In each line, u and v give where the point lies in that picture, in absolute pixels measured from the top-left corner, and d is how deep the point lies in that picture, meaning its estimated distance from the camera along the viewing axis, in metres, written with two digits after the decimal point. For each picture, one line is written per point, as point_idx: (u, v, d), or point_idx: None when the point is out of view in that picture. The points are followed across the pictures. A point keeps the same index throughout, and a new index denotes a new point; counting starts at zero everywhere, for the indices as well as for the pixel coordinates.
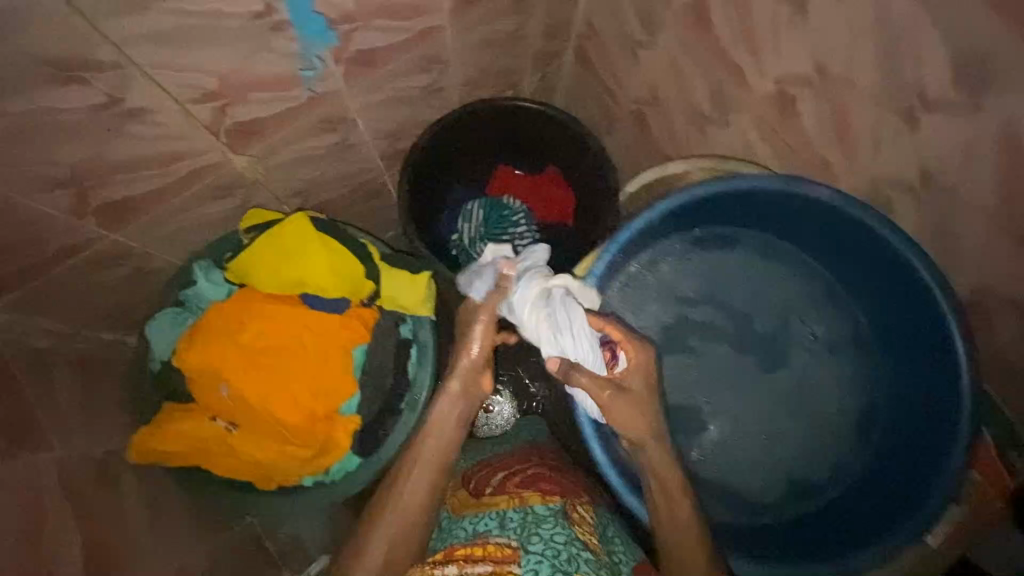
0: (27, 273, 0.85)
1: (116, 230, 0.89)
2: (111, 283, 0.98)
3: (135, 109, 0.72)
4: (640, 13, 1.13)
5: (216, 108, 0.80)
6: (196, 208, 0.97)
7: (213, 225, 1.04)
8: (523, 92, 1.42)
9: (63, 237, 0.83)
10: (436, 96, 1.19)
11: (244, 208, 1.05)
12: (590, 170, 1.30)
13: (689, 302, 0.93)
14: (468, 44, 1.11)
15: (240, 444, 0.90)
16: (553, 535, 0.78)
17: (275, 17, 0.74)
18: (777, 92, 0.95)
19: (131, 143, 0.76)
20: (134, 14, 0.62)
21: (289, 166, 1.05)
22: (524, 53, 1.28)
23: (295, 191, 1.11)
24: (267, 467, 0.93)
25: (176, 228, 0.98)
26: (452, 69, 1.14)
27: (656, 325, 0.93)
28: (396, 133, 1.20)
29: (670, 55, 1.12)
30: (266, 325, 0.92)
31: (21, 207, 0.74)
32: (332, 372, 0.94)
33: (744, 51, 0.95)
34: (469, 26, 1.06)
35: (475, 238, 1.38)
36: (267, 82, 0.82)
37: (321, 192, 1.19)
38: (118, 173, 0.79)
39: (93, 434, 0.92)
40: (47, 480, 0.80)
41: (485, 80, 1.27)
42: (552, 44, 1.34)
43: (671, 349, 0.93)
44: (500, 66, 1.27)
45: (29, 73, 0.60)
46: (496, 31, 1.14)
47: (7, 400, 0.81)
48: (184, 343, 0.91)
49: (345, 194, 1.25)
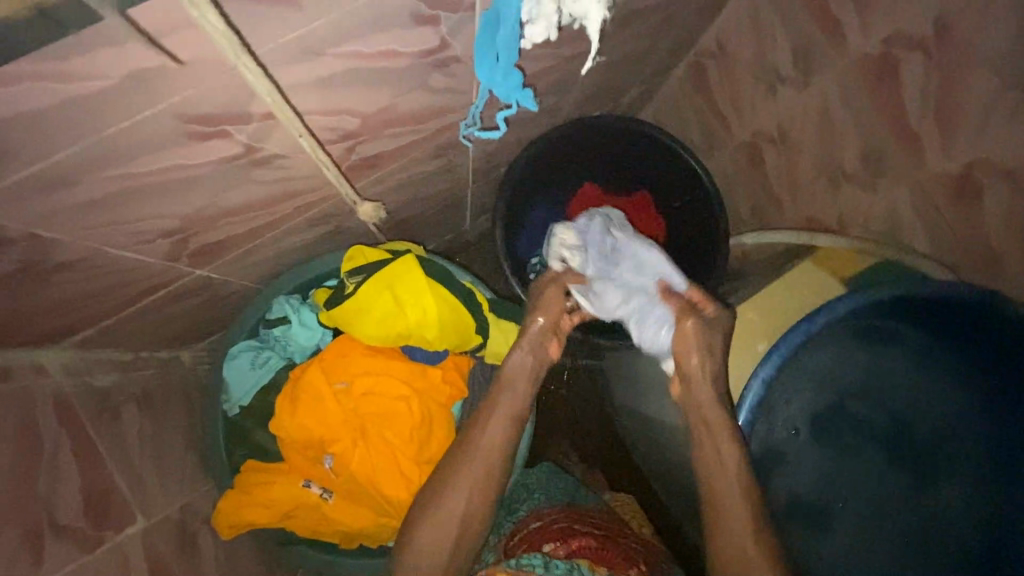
0: (102, 314, 0.72)
1: (204, 267, 0.76)
2: (182, 314, 0.85)
3: (268, 156, 0.58)
4: (797, 48, 0.99)
5: (347, 147, 0.66)
6: (287, 238, 0.83)
7: (299, 252, 0.90)
8: (626, 106, 1.27)
9: (149, 280, 0.70)
10: (549, 113, 1.04)
11: (333, 234, 0.91)
12: (698, 205, 1.18)
13: (843, 394, 0.80)
14: (601, 65, 0.96)
15: (336, 515, 0.81)
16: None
17: (444, 54, 0.59)
18: (961, 176, 0.84)
19: (251, 187, 0.62)
20: (307, 60, 0.47)
21: (390, 192, 0.91)
22: (645, 69, 1.13)
23: (386, 215, 0.97)
24: (357, 535, 0.83)
25: (262, 257, 0.85)
26: (576, 90, 0.99)
27: (800, 415, 0.79)
28: (497, 151, 1.05)
29: (825, 102, 0.99)
30: (370, 385, 0.83)
31: (115, 257, 0.60)
32: (436, 438, 0.84)
33: (934, 123, 0.84)
34: (611, 47, 0.91)
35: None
36: (403, 118, 0.68)
37: (408, 212, 1.04)
38: (226, 218, 0.65)
39: (167, 487, 0.80)
40: (133, 557, 0.69)
41: (598, 96, 1.12)
42: (671, 59, 1.18)
43: (810, 442, 0.80)
44: (618, 82, 1.11)
45: (169, 130, 0.46)
46: (632, 50, 0.99)
47: (84, 464, 0.70)
48: (280, 402, 0.83)
49: (429, 212, 1.11)
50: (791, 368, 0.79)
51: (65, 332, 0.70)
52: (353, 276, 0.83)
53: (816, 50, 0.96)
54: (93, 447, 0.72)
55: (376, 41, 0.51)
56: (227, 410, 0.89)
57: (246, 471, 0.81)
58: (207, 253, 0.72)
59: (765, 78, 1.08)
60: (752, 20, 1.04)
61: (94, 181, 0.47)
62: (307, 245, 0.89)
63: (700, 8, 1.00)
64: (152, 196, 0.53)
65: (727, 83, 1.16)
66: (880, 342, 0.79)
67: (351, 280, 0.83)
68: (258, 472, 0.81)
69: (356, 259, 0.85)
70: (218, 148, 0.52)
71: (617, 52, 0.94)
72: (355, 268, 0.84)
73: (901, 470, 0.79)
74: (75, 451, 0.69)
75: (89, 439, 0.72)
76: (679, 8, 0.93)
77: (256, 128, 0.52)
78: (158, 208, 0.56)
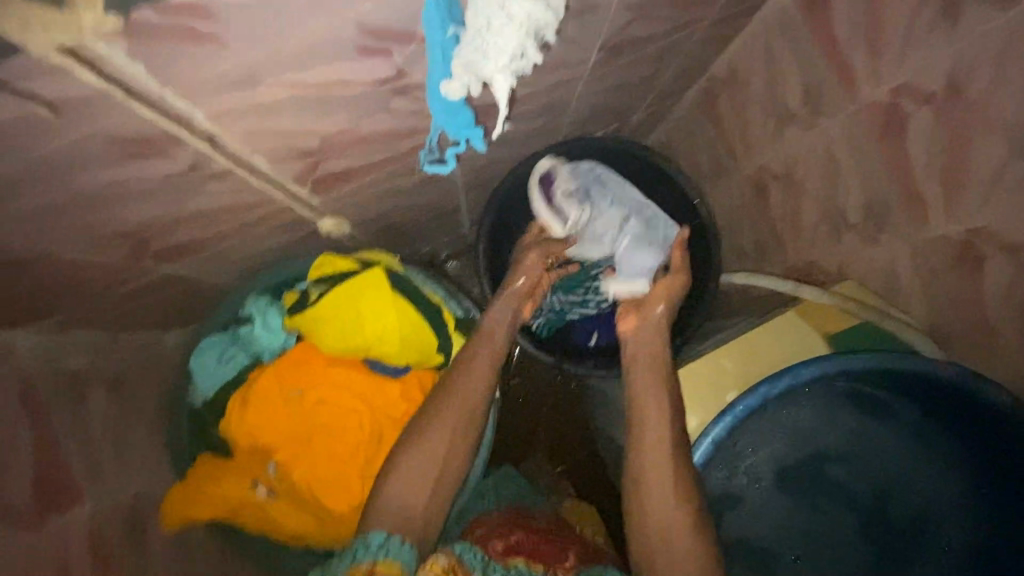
0: (71, 302, 0.74)
1: (174, 264, 0.77)
2: (157, 304, 0.87)
3: (220, 170, 0.59)
4: (809, 86, 0.94)
5: (308, 164, 0.66)
6: (261, 241, 0.84)
7: (275, 252, 0.91)
8: (632, 126, 1.23)
9: (114, 275, 0.71)
10: (543, 132, 1.02)
11: (310, 237, 0.92)
12: (692, 238, 1.16)
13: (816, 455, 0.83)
14: (598, 89, 0.93)
15: (281, 517, 0.82)
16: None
17: (403, 81, 0.58)
18: (964, 242, 0.78)
19: (207, 196, 0.63)
20: (244, 88, 0.47)
21: (369, 201, 0.90)
22: (651, 93, 1.09)
23: (367, 222, 0.97)
24: (297, 542, 0.84)
25: (236, 257, 0.86)
26: (571, 111, 0.96)
27: (773, 468, 0.83)
28: (487, 166, 1.04)
29: (832, 146, 0.94)
30: (327, 394, 0.85)
31: (71, 254, 0.61)
32: (386, 451, 0.85)
33: (941, 184, 0.78)
34: (607, 73, 0.88)
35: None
36: (369, 137, 0.68)
37: (393, 219, 1.04)
38: (185, 222, 0.66)
39: (125, 471, 0.83)
40: (77, 541, 0.71)
41: (600, 117, 1.09)
42: (681, 83, 1.14)
43: (777, 493, 0.84)
44: (622, 104, 1.08)
45: (101, 148, 0.47)
46: (633, 75, 0.95)
47: (39, 446, 0.72)
48: (237, 400, 0.85)
49: (417, 219, 1.11)
50: (770, 423, 0.81)
51: (32, 318, 0.72)
52: (316, 288, 0.85)
53: (827, 90, 0.90)
54: (54, 427, 0.75)
55: (322, 71, 0.50)
56: (194, 399, 0.91)
57: (196, 466, 0.83)
58: (175, 252, 0.73)
59: (776, 113, 1.02)
60: (767, 51, 0.99)
61: (31, 192, 0.48)
62: (284, 247, 0.90)
63: (710, 35, 0.96)
64: (101, 203, 0.54)
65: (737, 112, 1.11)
66: (862, 410, 0.82)
67: (315, 290, 0.85)
68: (207, 467, 0.83)
69: (321, 269, 0.87)
70: (163, 162, 0.53)
71: (615, 77, 0.91)
72: (321, 278, 0.86)
73: (860, 529, 0.84)
74: (32, 431, 0.72)
75: (51, 419, 0.75)
76: (685, 37, 0.89)
77: (200, 145, 0.52)
78: (111, 213, 0.57)
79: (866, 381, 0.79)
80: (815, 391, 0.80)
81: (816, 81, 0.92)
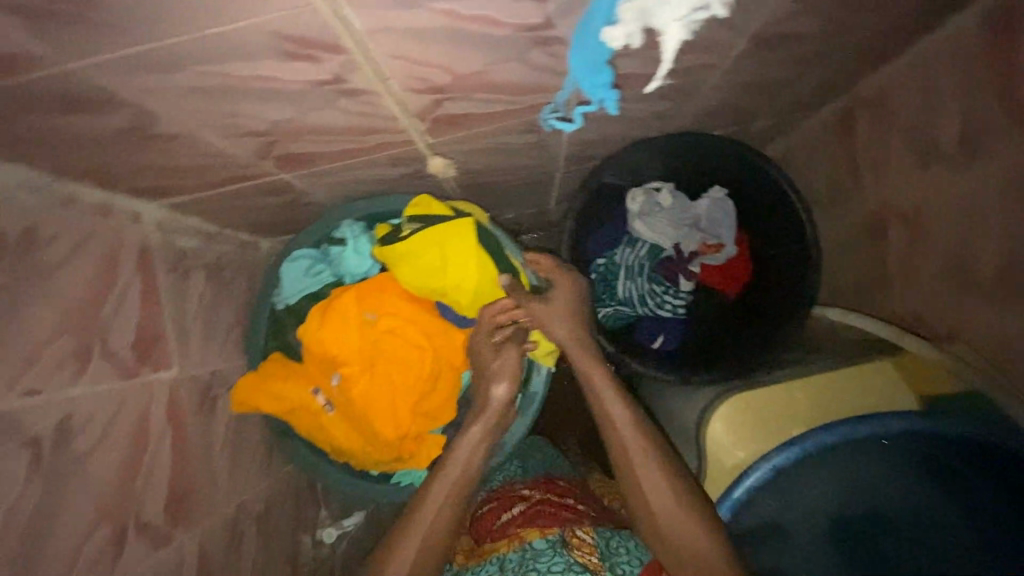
0: (196, 187, 0.80)
1: (289, 171, 0.81)
2: (262, 207, 0.93)
3: (356, 88, 0.61)
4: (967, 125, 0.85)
5: (433, 100, 0.68)
6: (367, 169, 0.87)
7: (374, 183, 0.94)
8: (749, 133, 1.17)
9: (238, 169, 0.76)
10: (658, 119, 0.98)
11: (409, 176, 0.94)
12: (789, 265, 1.10)
13: (869, 530, 0.73)
14: (730, 85, 0.88)
15: (334, 431, 0.88)
16: (551, 566, 0.84)
17: (547, 33, 0.58)
18: None
19: (337, 112, 0.65)
20: (405, 8, 0.48)
21: (473, 154, 0.92)
22: (781, 101, 1.03)
23: (464, 173, 0.98)
24: (343, 453, 0.91)
25: (340, 179, 0.90)
26: (694, 103, 0.92)
27: (805, 515, 0.76)
28: (592, 142, 1.02)
29: (975, 194, 0.85)
30: (396, 330, 0.87)
31: (209, 140, 0.66)
32: (441, 394, 0.90)
33: None
34: (746, 70, 0.83)
35: (627, 270, 1.21)
36: (496, 86, 0.68)
37: (487, 178, 1.05)
38: (309, 133, 0.69)
39: (206, 350, 0.91)
40: (160, 401, 0.78)
41: (720, 116, 1.04)
42: (814, 98, 1.07)
43: (802, 548, 0.75)
44: (747, 107, 1.02)
45: (263, 45, 0.49)
46: (772, 77, 0.90)
47: (146, 310, 0.79)
48: (313, 314, 0.87)
49: (509, 183, 1.11)
50: (818, 464, 0.77)
51: (163, 192, 0.79)
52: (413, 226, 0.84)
53: (991, 133, 0.81)
54: (158, 297, 0.83)
55: (479, 5, 0.50)
56: (275, 303, 0.98)
57: (267, 364, 0.88)
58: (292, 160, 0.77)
59: (917, 149, 0.94)
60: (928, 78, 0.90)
61: (194, 73, 0.51)
62: (384, 180, 0.94)
63: (870, 49, 0.88)
64: (246, 97, 0.57)
65: (873, 139, 1.03)
66: (939, 500, 0.71)
67: (409, 228, 0.85)
68: (275, 369, 0.88)
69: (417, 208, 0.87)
70: (314, 69, 0.55)
71: (754, 75, 0.86)
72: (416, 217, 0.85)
73: None
74: (142, 296, 0.79)
75: (157, 289, 0.82)
76: (841, 45, 0.83)
77: (349, 58, 0.54)
78: (253, 110, 0.61)
79: (937, 453, 0.74)
80: (883, 446, 0.75)
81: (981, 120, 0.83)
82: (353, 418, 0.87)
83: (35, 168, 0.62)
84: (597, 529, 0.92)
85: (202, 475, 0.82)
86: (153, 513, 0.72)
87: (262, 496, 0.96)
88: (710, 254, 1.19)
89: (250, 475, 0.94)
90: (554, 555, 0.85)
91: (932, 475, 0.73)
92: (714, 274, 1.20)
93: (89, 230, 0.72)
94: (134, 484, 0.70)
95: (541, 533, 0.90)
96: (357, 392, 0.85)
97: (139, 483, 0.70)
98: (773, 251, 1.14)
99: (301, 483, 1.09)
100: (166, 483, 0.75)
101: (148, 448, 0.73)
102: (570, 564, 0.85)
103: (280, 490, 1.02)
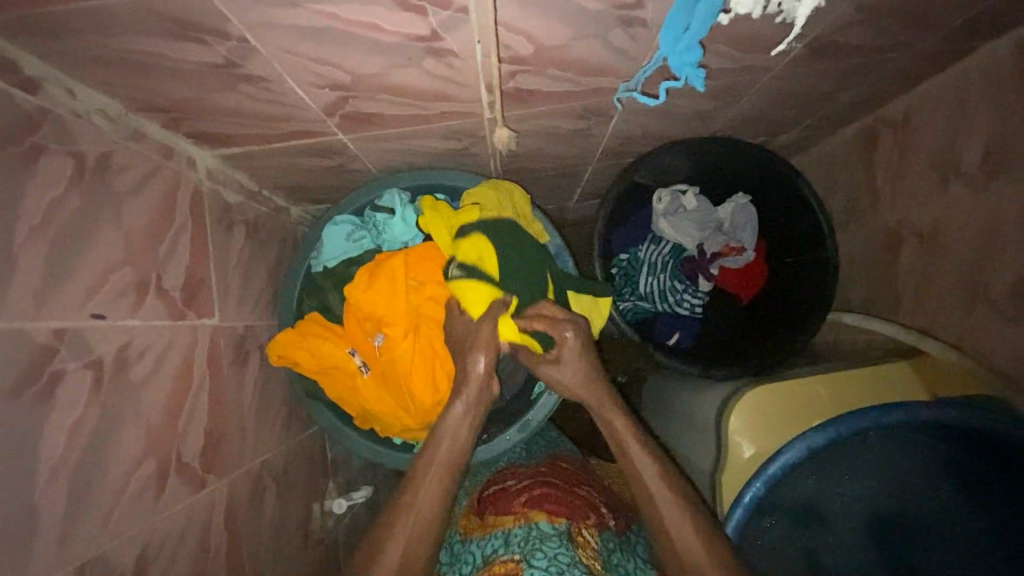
0: (255, 139, 0.80)
1: (348, 132, 0.82)
2: (310, 168, 0.93)
3: (445, 49, 0.62)
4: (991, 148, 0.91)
5: (510, 70, 0.70)
6: (422, 139, 0.89)
7: (423, 154, 0.96)
8: (776, 143, 1.22)
9: (303, 124, 0.77)
10: (699, 119, 1.02)
11: (457, 151, 0.96)
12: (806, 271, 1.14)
13: (852, 493, 0.75)
14: (774, 91, 0.93)
15: (367, 393, 0.89)
16: (556, 555, 0.79)
17: (635, 13, 0.60)
18: None
19: (418, 73, 0.67)
20: None
21: (524, 135, 0.94)
22: (814, 114, 1.08)
23: (509, 154, 1.00)
24: (374, 416, 0.92)
25: (392, 147, 0.91)
26: (737, 105, 0.97)
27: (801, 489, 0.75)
28: (633, 135, 1.05)
29: (994, 213, 0.90)
30: (438, 298, 0.89)
31: (289, 88, 0.66)
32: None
33: None
34: (793, 77, 0.88)
35: (649, 266, 1.25)
36: (570, 63, 0.71)
37: (527, 162, 1.07)
38: (384, 91, 0.71)
39: (242, 304, 0.90)
40: (201, 348, 0.77)
41: (755, 122, 1.08)
42: (843, 115, 1.12)
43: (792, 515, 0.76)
44: (781, 116, 1.07)
45: None
46: (812, 88, 0.95)
47: (194, 256, 0.79)
48: (358, 276, 0.89)
49: (546, 170, 1.14)
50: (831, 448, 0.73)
51: (223, 141, 0.79)
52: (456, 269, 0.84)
53: (1014, 155, 0.87)
54: (204, 246, 0.82)
55: None
56: (312, 265, 0.98)
57: (306, 322, 0.89)
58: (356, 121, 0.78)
59: (939, 168, 1.00)
60: (956, 102, 0.96)
61: (304, 15, 0.53)
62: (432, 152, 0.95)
63: (906, 70, 0.93)
64: (341, 45, 0.59)
65: (896, 158, 1.08)
66: (922, 465, 0.73)
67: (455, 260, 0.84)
68: (315, 326, 0.90)
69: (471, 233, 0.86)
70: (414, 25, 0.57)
71: (798, 82, 0.91)
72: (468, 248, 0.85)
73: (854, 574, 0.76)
74: (191, 241, 0.78)
75: (203, 238, 0.82)
76: (882, 62, 0.88)
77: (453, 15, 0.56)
78: (343, 61, 0.62)
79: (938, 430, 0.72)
80: (938, 447, 0.72)
81: (1004, 143, 0.88)
82: (389, 381, 0.89)
83: (114, 95, 0.63)
84: (602, 534, 0.91)
85: (232, 427, 0.82)
86: (191, 456, 0.71)
87: (282, 457, 0.95)
88: (730, 256, 1.22)
89: (274, 434, 0.93)
90: (558, 543, 0.81)
91: (927, 445, 0.73)
92: (731, 277, 1.24)
93: (151, 167, 0.71)
94: (176, 426, 0.69)
95: (550, 517, 0.86)
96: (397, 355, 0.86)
97: (180, 426, 0.70)
98: (790, 258, 1.18)
99: (314, 450, 1.08)
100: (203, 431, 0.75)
101: (189, 391, 0.73)
102: (576, 558, 0.81)
103: (298, 453, 1.01)
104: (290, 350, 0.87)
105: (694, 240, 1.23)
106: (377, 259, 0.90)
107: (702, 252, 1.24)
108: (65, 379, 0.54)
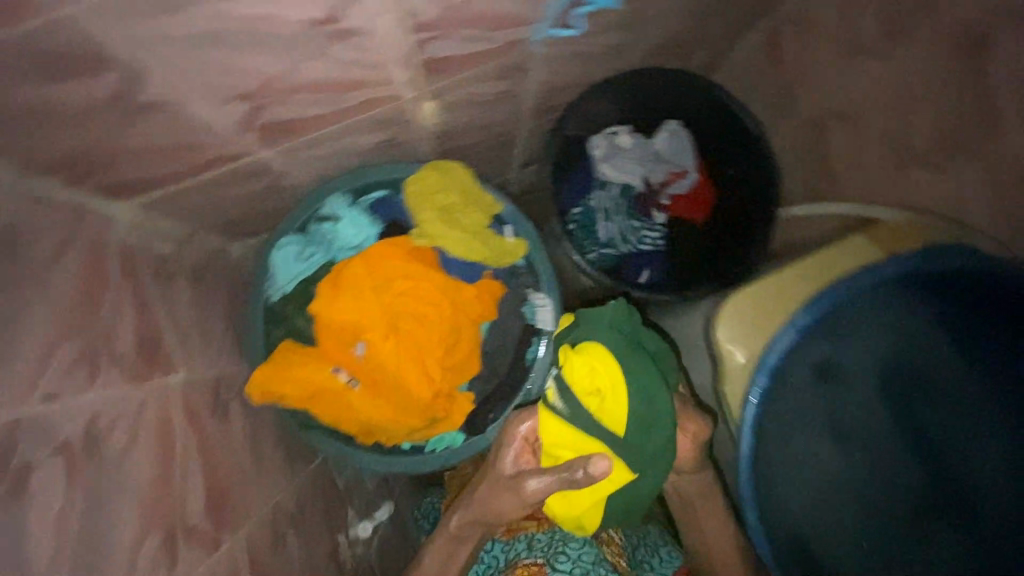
0: (172, 179, 0.73)
1: (270, 147, 0.78)
2: (243, 195, 0.86)
3: (349, 30, 0.60)
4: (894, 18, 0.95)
5: (422, 39, 0.68)
6: (348, 138, 0.85)
7: (352, 156, 0.92)
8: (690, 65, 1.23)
9: (218, 148, 0.72)
10: (614, 56, 1.03)
11: (385, 144, 0.93)
12: (748, 175, 1.16)
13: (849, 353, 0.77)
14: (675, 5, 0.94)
15: (360, 400, 0.87)
16: (581, 555, 0.98)
17: None
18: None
19: (327, 66, 0.64)
20: None
21: (449, 111, 0.92)
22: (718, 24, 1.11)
23: (438, 133, 0.98)
24: (377, 428, 0.90)
25: (319, 155, 0.87)
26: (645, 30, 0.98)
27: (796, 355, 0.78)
28: (555, 89, 1.06)
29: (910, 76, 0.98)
30: (413, 295, 0.87)
31: (186, 110, 0.61)
32: (461, 350, 0.91)
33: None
34: None
35: (602, 211, 1.22)
36: (481, 17, 0.69)
37: (459, 138, 1.05)
38: (293, 93, 0.67)
39: (207, 352, 0.85)
40: (173, 407, 0.72)
41: (667, 46, 1.10)
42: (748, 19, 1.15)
43: (795, 382, 0.78)
44: (690, 36, 1.10)
45: None
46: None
47: (137, 315, 0.73)
48: (324, 289, 0.86)
49: (477, 144, 1.11)
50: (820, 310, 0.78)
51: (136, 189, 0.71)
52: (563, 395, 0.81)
53: None
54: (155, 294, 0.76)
55: None
56: (270, 295, 0.95)
57: (284, 343, 0.86)
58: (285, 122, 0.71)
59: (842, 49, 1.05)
60: None
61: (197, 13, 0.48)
62: (360, 151, 0.91)
63: None
64: (241, 46, 0.55)
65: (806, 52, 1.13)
66: (912, 308, 0.76)
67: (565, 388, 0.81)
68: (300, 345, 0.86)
69: (609, 378, 0.80)
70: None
71: None
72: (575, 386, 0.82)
73: (876, 440, 0.75)
74: (134, 300, 0.73)
75: (152, 291, 0.76)
76: None
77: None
78: (244, 65, 0.58)
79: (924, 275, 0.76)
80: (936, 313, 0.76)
81: None
82: (384, 387, 0.87)
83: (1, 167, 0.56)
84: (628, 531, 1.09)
85: (231, 480, 0.78)
86: (199, 522, 0.69)
87: (292, 496, 0.91)
88: (676, 183, 1.21)
89: (276, 475, 0.89)
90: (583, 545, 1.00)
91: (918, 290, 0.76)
92: (681, 202, 1.23)
93: (70, 233, 0.66)
94: (169, 490, 0.66)
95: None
96: (384, 358, 0.85)
97: (173, 488, 0.66)
98: (732, 168, 1.20)
99: (323, 481, 1.04)
100: (202, 491, 0.71)
101: (175, 459, 0.69)
102: (601, 557, 0.99)
103: (309, 486, 0.98)
104: (273, 383, 0.83)
105: (638, 175, 1.22)
106: (338, 268, 0.88)
107: (651, 184, 1.23)
108: (37, 478, 0.50)
